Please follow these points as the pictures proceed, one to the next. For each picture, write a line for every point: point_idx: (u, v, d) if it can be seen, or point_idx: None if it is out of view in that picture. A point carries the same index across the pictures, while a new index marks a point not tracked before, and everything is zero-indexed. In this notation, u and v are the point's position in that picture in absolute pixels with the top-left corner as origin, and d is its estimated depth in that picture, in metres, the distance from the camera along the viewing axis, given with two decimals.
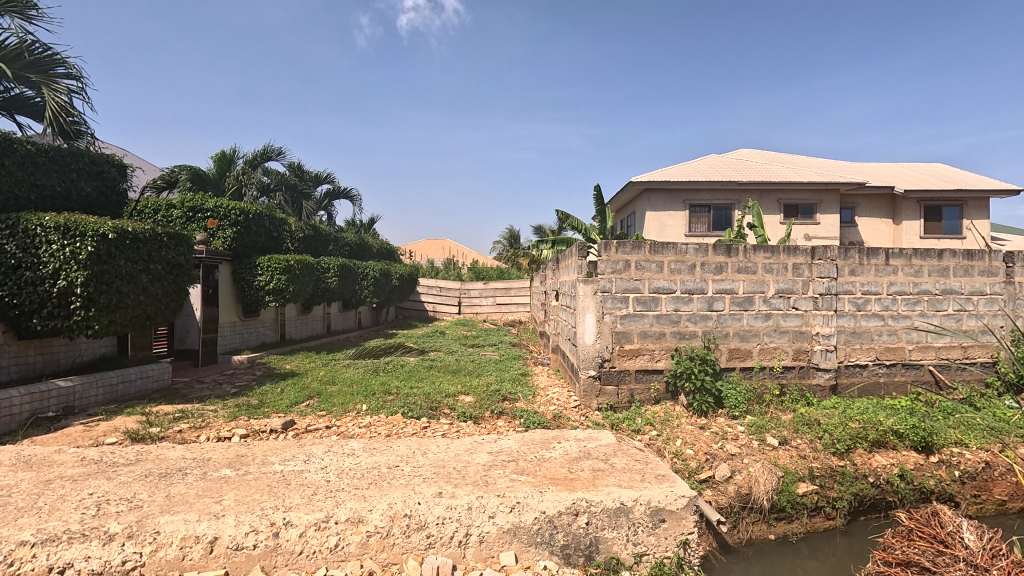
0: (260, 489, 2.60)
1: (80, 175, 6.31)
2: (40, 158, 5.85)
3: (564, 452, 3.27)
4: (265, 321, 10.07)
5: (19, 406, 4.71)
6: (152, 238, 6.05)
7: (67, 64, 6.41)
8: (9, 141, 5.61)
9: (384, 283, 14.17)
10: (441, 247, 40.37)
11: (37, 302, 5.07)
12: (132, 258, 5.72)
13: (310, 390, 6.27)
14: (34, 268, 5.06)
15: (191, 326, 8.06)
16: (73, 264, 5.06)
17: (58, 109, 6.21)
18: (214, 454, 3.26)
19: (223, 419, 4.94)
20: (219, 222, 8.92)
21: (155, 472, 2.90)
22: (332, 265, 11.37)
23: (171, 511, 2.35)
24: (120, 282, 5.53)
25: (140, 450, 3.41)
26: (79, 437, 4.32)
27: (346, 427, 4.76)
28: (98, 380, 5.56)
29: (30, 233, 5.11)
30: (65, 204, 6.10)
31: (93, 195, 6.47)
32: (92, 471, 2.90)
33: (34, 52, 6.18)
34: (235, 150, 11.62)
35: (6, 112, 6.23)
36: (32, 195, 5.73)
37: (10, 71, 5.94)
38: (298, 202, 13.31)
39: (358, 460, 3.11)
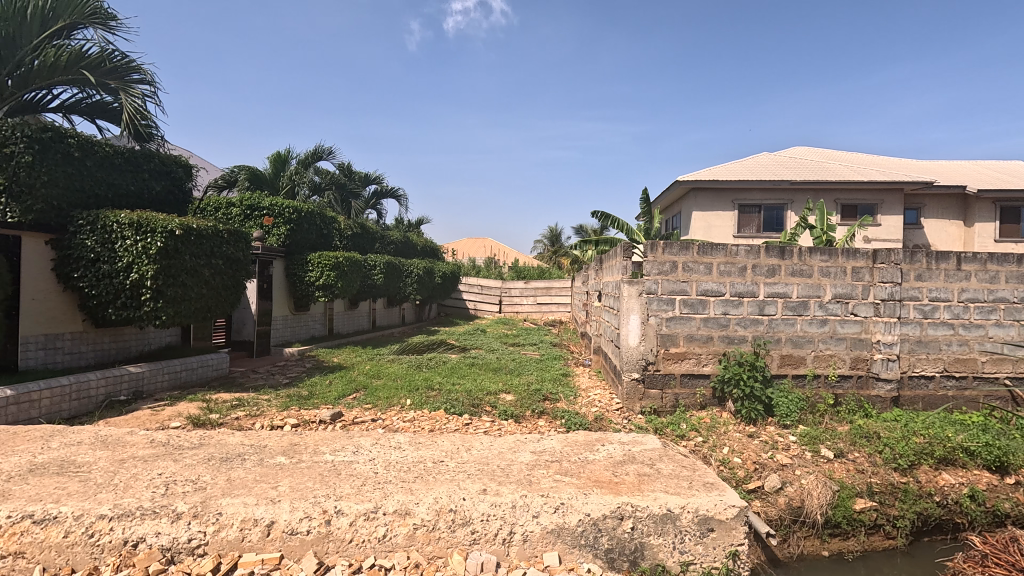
0: (313, 477, 2.71)
1: (151, 175, 6.71)
2: (116, 159, 6.25)
3: (608, 455, 3.23)
4: (314, 316, 10.47)
5: (95, 388, 5.09)
6: (213, 234, 6.39)
7: (140, 71, 6.78)
8: (91, 143, 6.02)
9: (427, 281, 14.45)
10: (483, 246, 40.69)
11: (113, 293, 5.51)
12: (196, 254, 6.07)
13: (357, 383, 6.48)
14: (111, 262, 5.47)
15: (247, 319, 8.49)
16: (145, 258, 5.41)
17: (133, 113, 6.54)
18: (270, 442, 3.42)
19: (276, 408, 5.19)
20: (274, 220, 9.34)
21: (217, 455, 3.06)
22: (379, 262, 11.67)
23: (232, 494, 2.46)
24: (185, 276, 5.89)
25: (203, 434, 3.60)
26: (148, 420, 4.65)
27: (391, 420, 4.92)
28: (164, 367, 5.94)
29: (108, 228, 5.49)
30: (138, 202, 6.51)
31: (162, 194, 6.86)
32: (162, 453, 3.09)
33: (113, 60, 6.52)
34: (289, 151, 12.11)
35: (87, 117, 6.64)
36: (110, 194, 6.13)
37: (91, 78, 6.23)
38: (347, 200, 13.72)
39: (404, 453, 3.19)
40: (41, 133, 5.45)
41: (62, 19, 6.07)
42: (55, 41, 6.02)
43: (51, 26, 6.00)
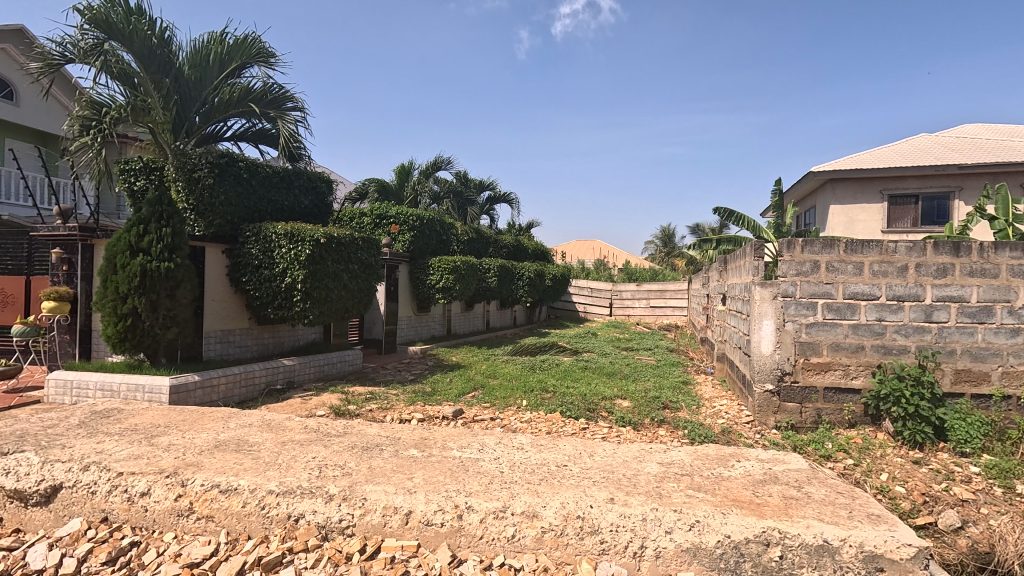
0: (444, 472, 2.83)
1: (301, 191, 7.58)
2: (275, 178, 7.15)
3: (745, 473, 2.96)
4: (434, 317, 11.10)
5: (258, 377, 5.87)
6: (351, 241, 7.04)
7: (293, 99, 7.68)
8: (256, 165, 6.95)
9: (538, 283, 14.62)
10: (591, 248, 40.22)
11: (272, 295, 6.32)
12: (337, 260, 6.74)
13: (475, 382, 6.72)
14: (270, 267, 6.27)
15: (377, 319, 9.25)
16: (297, 264, 6.13)
17: (288, 137, 7.41)
18: (403, 434, 3.65)
19: (404, 402, 5.57)
20: (400, 227, 10.06)
21: (359, 444, 3.34)
22: (493, 265, 12.04)
23: (374, 482, 2.66)
24: (328, 279, 6.56)
25: (346, 424, 3.96)
26: (299, 408, 5.26)
27: (509, 420, 5.02)
28: (310, 360, 6.67)
29: (268, 238, 6.29)
30: (291, 215, 7.39)
31: (309, 207, 7.73)
32: (314, 438, 3.45)
33: (273, 92, 7.41)
34: (412, 163, 12.98)
35: (253, 143, 7.68)
36: (270, 208, 7.04)
37: (256, 109, 7.17)
38: (463, 207, 14.37)
39: (527, 454, 3.21)
40: (220, 158, 6.41)
41: (235, 59, 6.99)
42: (230, 80, 7.02)
43: (228, 67, 6.97)
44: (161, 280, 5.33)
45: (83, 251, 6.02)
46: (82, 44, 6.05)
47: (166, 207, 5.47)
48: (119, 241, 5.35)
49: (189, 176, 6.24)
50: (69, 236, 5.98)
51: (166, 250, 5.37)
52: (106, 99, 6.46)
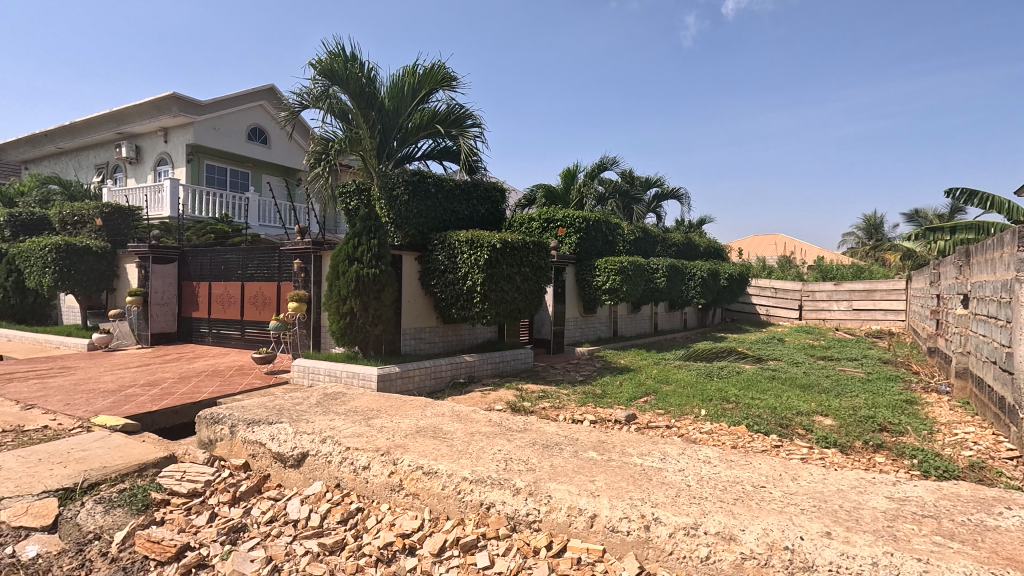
0: (626, 478, 2.76)
1: (479, 200, 8.19)
2: (457, 190, 7.83)
3: (1022, 525, 2.30)
4: (601, 318, 11.05)
5: (445, 371, 6.49)
6: (523, 246, 7.37)
7: (472, 116, 8.36)
8: (441, 179, 7.70)
9: (712, 283, 13.55)
10: (773, 243, 35.96)
11: (456, 296, 6.93)
12: (511, 263, 7.12)
13: (647, 387, 6.47)
14: (454, 272, 6.89)
15: (546, 319, 9.55)
16: (477, 269, 6.64)
17: (468, 152, 8.09)
18: (581, 435, 3.67)
19: (576, 403, 5.62)
20: (567, 230, 10.21)
21: (540, 441, 3.45)
22: (662, 265, 11.50)
23: (557, 481, 2.71)
24: (504, 282, 6.97)
25: (525, 420, 4.12)
26: (479, 401, 5.68)
27: (687, 429, 4.72)
28: (488, 357, 7.16)
29: (452, 246, 6.91)
30: (470, 223, 8.03)
31: (486, 215, 8.31)
32: (498, 432, 3.66)
33: (455, 112, 8.16)
34: (577, 165, 13.10)
35: (439, 160, 8.52)
36: (453, 218, 7.74)
37: (442, 129, 7.98)
38: (629, 206, 14.04)
39: (716, 469, 2.96)
40: (413, 177, 7.26)
41: (425, 87, 7.85)
42: (421, 106, 7.93)
43: (419, 94, 7.87)
44: (370, 284, 6.24)
45: (315, 261, 7.35)
46: (315, 92, 7.39)
47: (374, 222, 6.38)
48: (340, 252, 6.39)
49: (390, 194, 7.19)
50: (306, 249, 7.35)
51: (374, 259, 6.26)
52: (330, 135, 7.79)
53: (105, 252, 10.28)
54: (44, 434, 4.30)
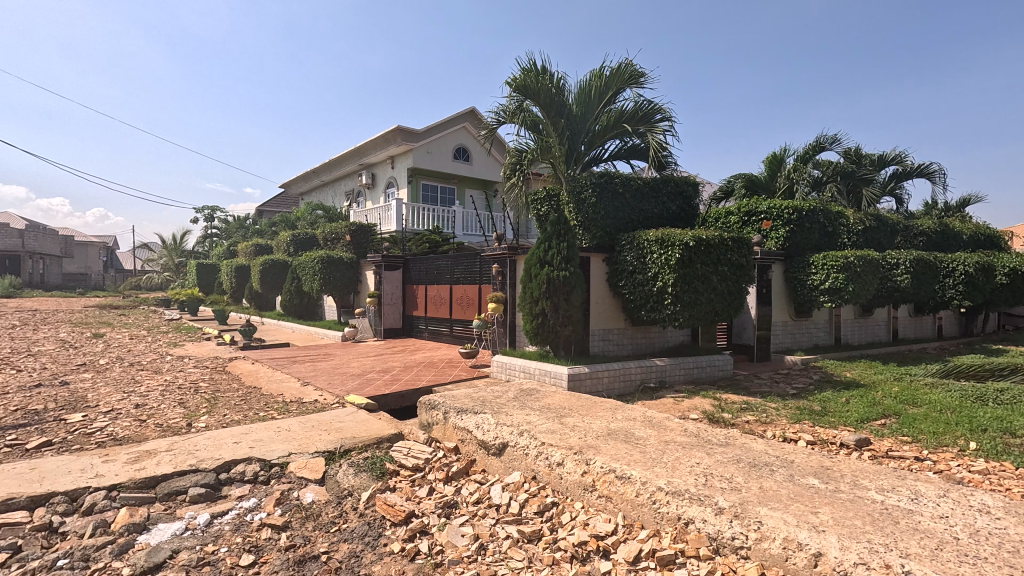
0: (861, 516, 2.31)
1: (669, 197, 7.80)
2: (645, 189, 7.59)
3: None
4: (818, 323, 9.55)
5: (634, 374, 6.35)
6: (720, 242, 6.77)
7: (661, 110, 8.02)
8: (629, 178, 7.55)
9: (983, 281, 10.55)
10: None
11: (645, 298, 6.72)
12: (706, 262, 6.60)
13: (885, 407, 5.34)
14: (643, 272, 6.69)
15: (747, 323, 8.65)
16: (668, 269, 6.34)
17: (657, 148, 7.79)
18: (797, 458, 3.19)
19: (787, 419, 4.94)
20: (773, 222, 9.03)
21: (745, 459, 3.11)
22: (904, 259, 9.36)
23: (769, 506, 2.41)
24: (698, 282, 6.51)
25: (727, 433, 3.75)
26: (672, 408, 5.42)
27: (948, 466, 3.75)
28: (681, 362, 6.78)
29: (641, 246, 6.72)
30: (660, 221, 7.70)
31: (677, 212, 7.87)
32: (696, 443, 3.41)
33: (644, 108, 7.95)
34: (786, 149, 11.51)
35: (626, 159, 8.38)
36: (641, 217, 7.51)
37: (629, 128, 7.84)
38: (856, 190, 11.80)
39: (1000, 523, 2.28)
40: (600, 178, 7.27)
41: (612, 87, 7.84)
42: (608, 107, 7.93)
43: (606, 95, 7.87)
44: (560, 285, 6.46)
45: (510, 265, 7.91)
46: (510, 107, 7.90)
47: (563, 225, 6.58)
48: (532, 256, 6.75)
49: (578, 197, 7.32)
50: (502, 254, 7.96)
51: (563, 261, 6.46)
52: (523, 146, 8.28)
53: (353, 262, 12.68)
54: (315, 406, 5.49)
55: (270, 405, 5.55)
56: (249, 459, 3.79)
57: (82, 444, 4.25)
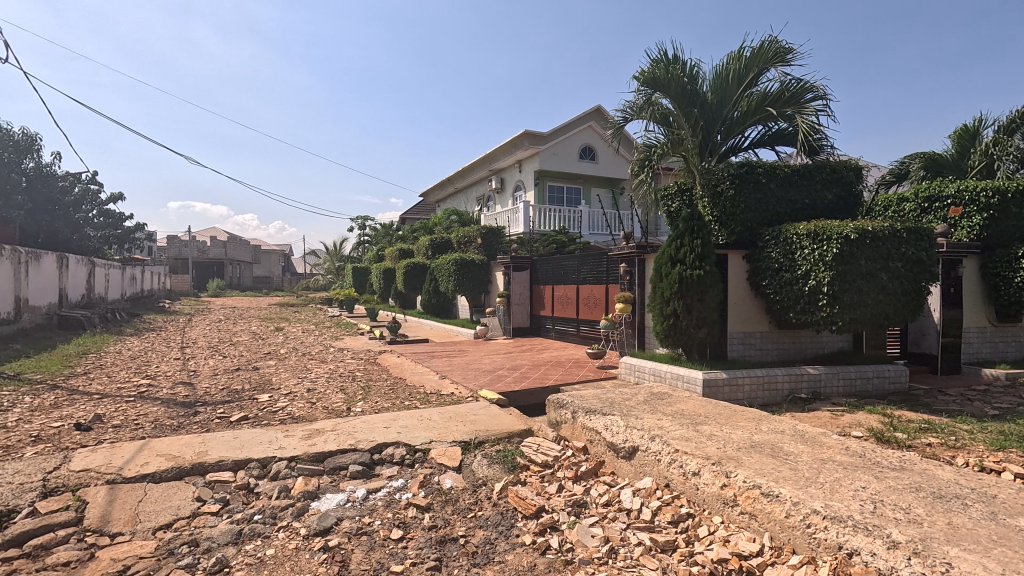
0: None
1: (824, 185, 6.93)
2: (794, 177, 6.83)
3: None
4: None
5: (782, 382, 5.75)
6: (891, 234, 5.83)
7: (814, 88, 7.17)
8: (774, 167, 6.86)
9: None
10: None
11: (794, 298, 6.06)
12: (872, 257, 5.74)
13: None
14: (792, 270, 6.04)
15: (928, 329, 7.33)
16: (822, 266, 5.64)
17: (808, 130, 6.98)
18: (1002, 493, 2.62)
19: (986, 445, 4.09)
20: (964, 208, 7.48)
21: (927, 488, 2.64)
22: None
23: (962, 547, 2.02)
24: (861, 281, 5.69)
25: (902, 456, 3.22)
26: (829, 423, 4.82)
27: None
28: (840, 371, 5.98)
29: (789, 241, 6.06)
30: (813, 213, 6.87)
31: (834, 202, 6.96)
32: (860, 464, 2.98)
33: (791, 88, 7.18)
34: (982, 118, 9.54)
35: (770, 146, 7.63)
36: (789, 209, 6.78)
37: (774, 111, 7.13)
38: None
39: None
40: (740, 169, 6.72)
41: (753, 69, 7.22)
42: (749, 91, 7.31)
43: (746, 78, 7.26)
44: (694, 285, 6.10)
45: (639, 265, 7.68)
46: (638, 102, 7.65)
47: (697, 221, 6.21)
48: (663, 254, 6.47)
49: (714, 191, 6.85)
50: (630, 253, 7.76)
51: (697, 259, 6.10)
52: (652, 140, 7.99)
53: (484, 263, 13.30)
54: (452, 399, 5.88)
55: (413, 396, 6.08)
56: (397, 443, 4.19)
57: (269, 419, 5.08)
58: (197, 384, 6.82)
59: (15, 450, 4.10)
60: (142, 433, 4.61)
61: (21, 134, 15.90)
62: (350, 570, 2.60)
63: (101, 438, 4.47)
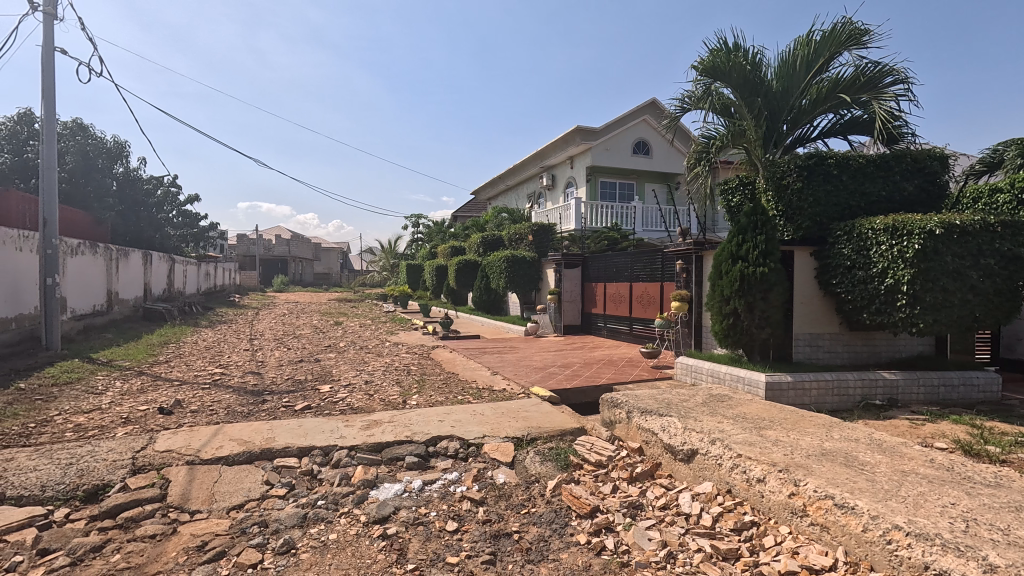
0: None
1: (903, 175, 6.42)
2: (869, 168, 6.37)
3: None
4: None
5: (854, 388, 5.39)
6: (983, 228, 5.33)
7: (893, 71, 6.65)
8: (847, 157, 6.42)
9: None
10: None
11: (869, 298, 5.65)
12: (960, 254, 5.27)
13: None
14: (865, 268, 5.64)
15: None
16: (901, 263, 5.24)
17: (886, 117, 6.49)
18: None
19: None
20: None
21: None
22: None
23: None
24: (947, 279, 5.24)
25: (997, 471, 2.94)
26: (908, 432, 4.47)
27: None
28: (921, 378, 5.53)
29: (863, 236, 5.66)
30: (890, 206, 6.38)
31: (914, 193, 6.43)
32: (948, 479, 2.74)
33: (868, 73, 6.70)
34: None
35: (842, 135, 7.17)
36: (863, 202, 6.33)
37: (848, 98, 6.68)
38: None
39: None
40: (808, 160, 6.33)
41: (824, 53, 6.80)
42: (820, 77, 6.88)
43: (816, 64, 6.85)
44: (756, 283, 5.82)
45: (697, 262, 7.42)
46: (697, 92, 7.37)
47: (761, 216, 5.91)
48: (723, 251, 6.21)
49: (779, 184, 6.51)
50: (688, 250, 7.51)
51: (760, 256, 5.81)
52: (711, 132, 7.68)
53: (535, 260, 13.28)
54: (504, 395, 5.92)
55: (466, 390, 6.17)
56: (451, 437, 4.25)
57: (330, 409, 5.30)
58: (264, 374, 7.22)
59: (109, 430, 4.49)
60: (216, 418, 4.93)
61: (112, 142, 17.47)
62: (408, 559, 2.66)
63: (181, 421, 4.82)
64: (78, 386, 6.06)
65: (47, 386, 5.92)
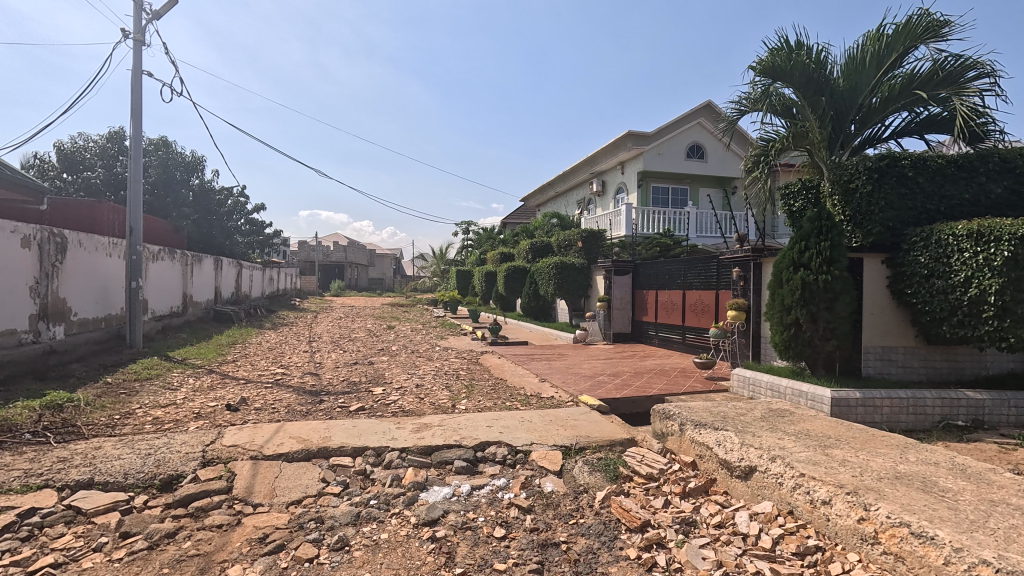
0: None
1: (989, 176, 5.90)
2: (949, 169, 5.90)
3: None
4: None
5: (932, 407, 4.99)
6: None
7: (978, 65, 6.15)
8: (923, 158, 5.98)
9: None
10: None
11: (949, 310, 5.22)
12: None
13: None
14: (945, 277, 5.21)
15: None
16: (988, 272, 4.82)
17: (969, 114, 5.99)
18: None
19: None
20: None
21: None
22: None
23: None
24: None
25: None
26: (997, 457, 4.08)
27: None
28: (1012, 399, 5.04)
29: (943, 242, 5.25)
30: (974, 210, 5.88)
31: (1003, 195, 5.89)
32: None
33: (947, 67, 6.23)
34: None
35: (918, 134, 6.69)
36: (943, 206, 5.88)
37: (925, 94, 6.23)
38: None
39: None
40: (879, 162, 5.94)
41: (896, 49, 6.38)
42: (891, 74, 6.46)
43: (888, 60, 6.43)
44: (821, 292, 5.51)
45: (755, 269, 7.12)
46: (754, 94, 7.09)
47: (826, 221, 5.60)
48: (784, 258, 5.92)
49: (845, 188, 6.14)
50: (746, 256, 7.21)
51: (825, 263, 5.50)
52: (771, 135, 7.37)
53: (584, 267, 13.16)
54: (552, 402, 5.89)
55: (514, 397, 6.18)
56: (499, 443, 4.27)
57: (383, 411, 5.46)
58: (322, 375, 7.53)
59: (183, 424, 4.83)
60: (278, 416, 5.19)
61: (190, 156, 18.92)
62: (456, 563, 2.69)
63: (246, 418, 5.11)
64: (156, 382, 6.55)
65: (130, 381, 6.44)
